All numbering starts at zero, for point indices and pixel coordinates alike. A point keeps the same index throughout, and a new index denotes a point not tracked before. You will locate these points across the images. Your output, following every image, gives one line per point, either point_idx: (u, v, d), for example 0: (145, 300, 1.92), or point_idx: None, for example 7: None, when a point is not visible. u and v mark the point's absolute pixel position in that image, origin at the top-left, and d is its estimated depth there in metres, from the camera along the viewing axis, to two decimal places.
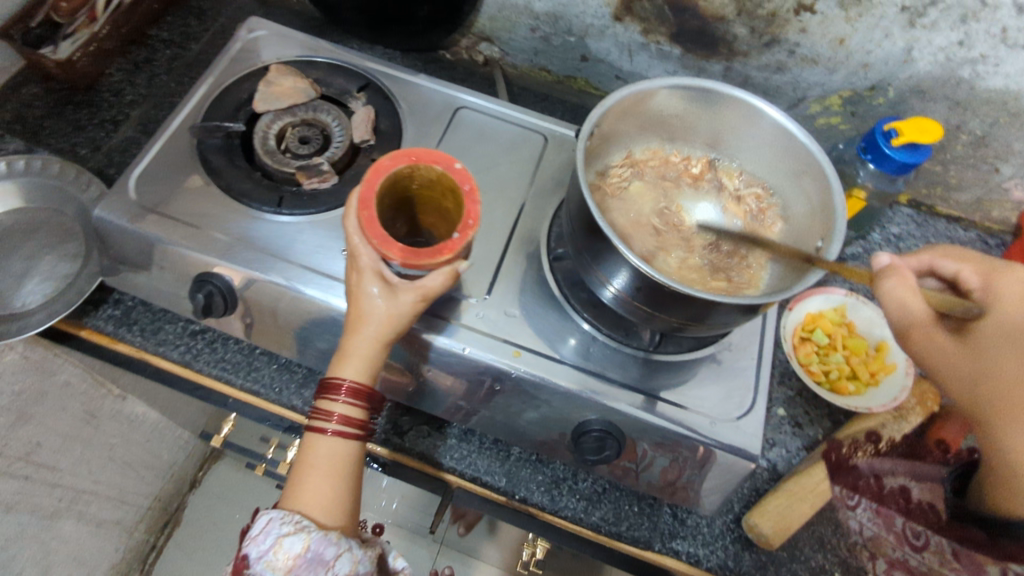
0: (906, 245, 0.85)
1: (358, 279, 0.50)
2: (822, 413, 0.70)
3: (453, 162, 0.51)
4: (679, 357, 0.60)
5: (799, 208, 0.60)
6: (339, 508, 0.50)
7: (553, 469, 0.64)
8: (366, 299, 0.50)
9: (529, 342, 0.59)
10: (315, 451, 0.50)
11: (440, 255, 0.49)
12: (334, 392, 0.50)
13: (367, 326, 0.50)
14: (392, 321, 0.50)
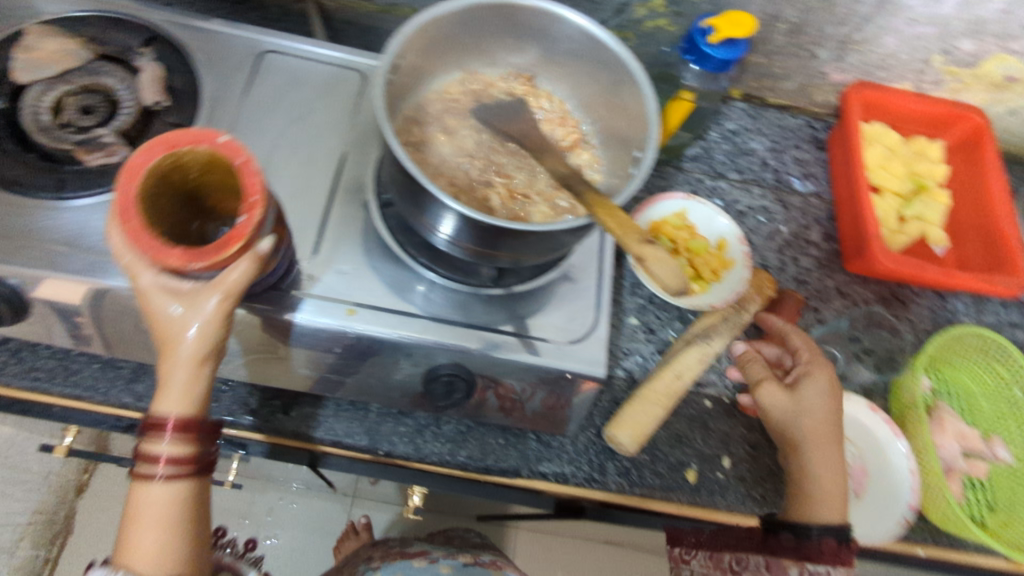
0: (742, 140, 0.88)
1: (152, 302, 0.45)
2: (673, 316, 0.74)
3: (216, 136, 0.45)
4: (521, 288, 0.60)
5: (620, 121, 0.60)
6: (174, 556, 0.49)
7: (416, 418, 0.64)
8: (166, 316, 0.46)
9: (367, 298, 0.57)
10: (142, 500, 0.49)
11: (227, 246, 0.44)
12: (155, 433, 0.48)
13: (181, 340, 0.46)
14: (205, 334, 0.46)
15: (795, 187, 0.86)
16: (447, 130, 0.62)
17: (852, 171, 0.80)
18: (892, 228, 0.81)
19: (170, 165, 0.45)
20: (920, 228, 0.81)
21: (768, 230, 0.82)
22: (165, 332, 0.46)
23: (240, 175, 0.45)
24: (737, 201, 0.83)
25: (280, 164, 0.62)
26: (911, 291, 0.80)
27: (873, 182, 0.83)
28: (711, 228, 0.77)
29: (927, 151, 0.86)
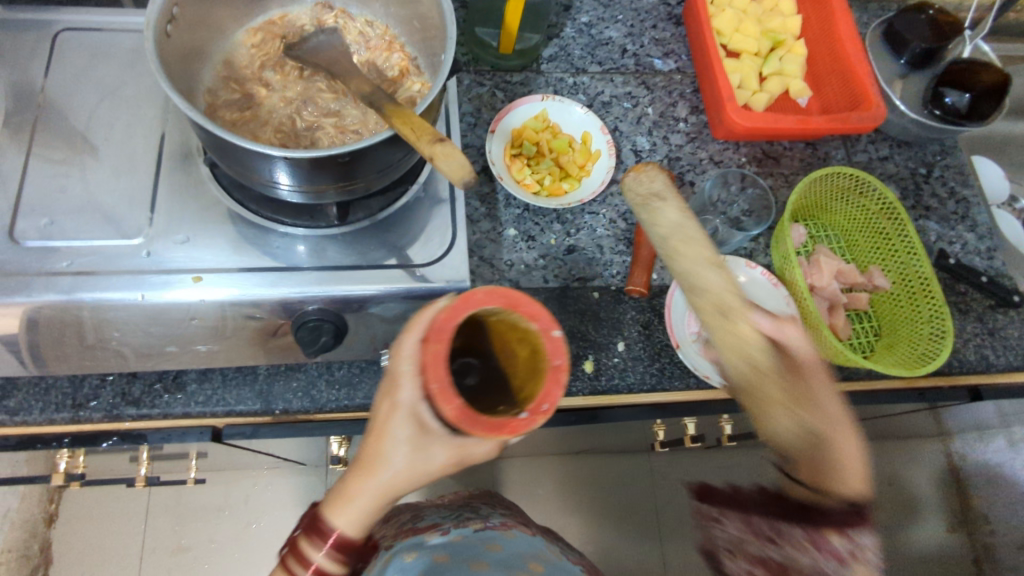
0: (598, 30, 0.86)
1: (392, 413, 0.41)
2: (551, 219, 0.73)
3: (551, 328, 0.38)
4: (371, 221, 0.60)
5: (430, 26, 0.58)
6: None
7: (307, 371, 0.64)
8: (391, 436, 0.41)
9: (214, 262, 0.56)
10: None
11: (499, 434, 0.37)
12: (313, 539, 0.44)
13: (392, 466, 0.41)
14: (398, 475, 0.42)
15: (657, 67, 0.85)
16: (265, 77, 0.60)
17: (702, 40, 0.80)
18: (754, 88, 0.81)
19: (502, 315, 0.39)
20: (781, 83, 0.82)
21: (635, 116, 0.81)
22: (374, 456, 0.42)
23: (546, 377, 0.38)
24: (601, 93, 0.82)
25: (100, 144, 0.59)
26: (781, 147, 0.81)
27: (732, 47, 0.82)
28: (572, 123, 0.76)
29: (778, 7, 0.85)
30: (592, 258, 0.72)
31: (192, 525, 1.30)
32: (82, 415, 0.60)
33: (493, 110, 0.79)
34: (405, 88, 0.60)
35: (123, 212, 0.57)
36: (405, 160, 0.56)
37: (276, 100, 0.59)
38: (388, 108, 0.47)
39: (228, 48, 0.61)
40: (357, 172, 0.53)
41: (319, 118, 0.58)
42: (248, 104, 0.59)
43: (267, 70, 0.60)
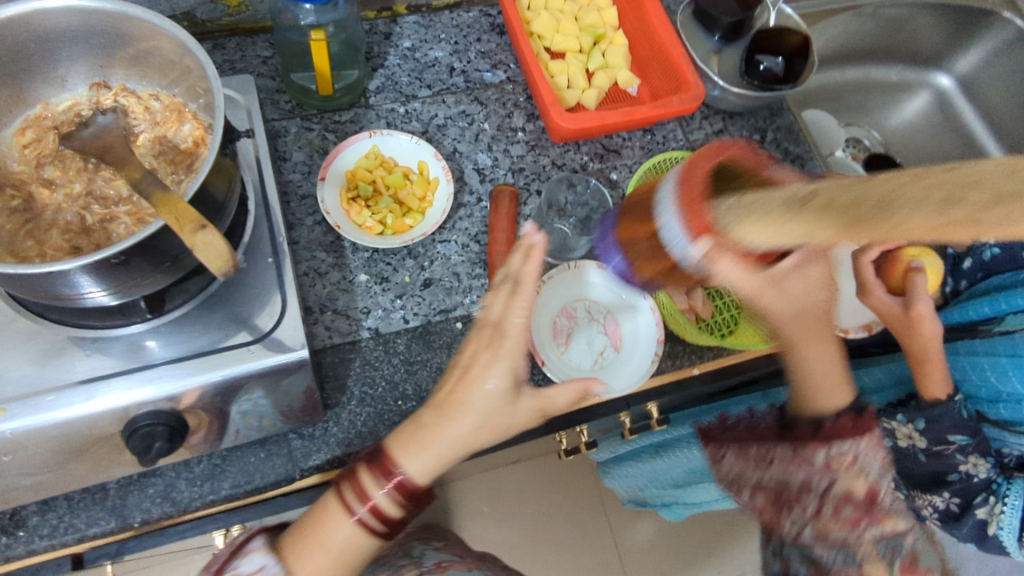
0: (422, 53, 0.85)
1: (482, 369, 0.54)
2: (402, 256, 0.71)
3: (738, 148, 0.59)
4: (189, 305, 0.56)
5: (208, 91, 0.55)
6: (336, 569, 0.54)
7: (163, 475, 0.59)
8: (481, 369, 0.54)
9: (16, 389, 0.51)
10: (333, 525, 0.54)
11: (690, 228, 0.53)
12: (382, 480, 0.53)
13: (461, 408, 0.53)
14: (470, 418, 0.53)
15: (487, 80, 0.84)
16: (44, 176, 0.55)
17: (519, 46, 0.79)
18: (583, 85, 0.81)
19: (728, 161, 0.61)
20: (609, 76, 0.83)
21: (473, 133, 0.80)
22: (462, 402, 0.53)
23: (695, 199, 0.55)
24: (434, 116, 0.81)
25: None
26: (621, 139, 0.81)
27: (555, 48, 0.82)
28: (406, 155, 0.75)
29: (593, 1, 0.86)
30: (449, 288, 0.71)
31: None
32: None
33: (326, 153, 0.76)
34: (196, 162, 0.58)
35: None
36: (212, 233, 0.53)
37: (60, 199, 0.55)
38: (158, 196, 0.44)
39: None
40: (158, 262, 0.50)
41: (111, 209, 0.54)
42: (29, 208, 0.54)
43: (45, 167, 0.56)
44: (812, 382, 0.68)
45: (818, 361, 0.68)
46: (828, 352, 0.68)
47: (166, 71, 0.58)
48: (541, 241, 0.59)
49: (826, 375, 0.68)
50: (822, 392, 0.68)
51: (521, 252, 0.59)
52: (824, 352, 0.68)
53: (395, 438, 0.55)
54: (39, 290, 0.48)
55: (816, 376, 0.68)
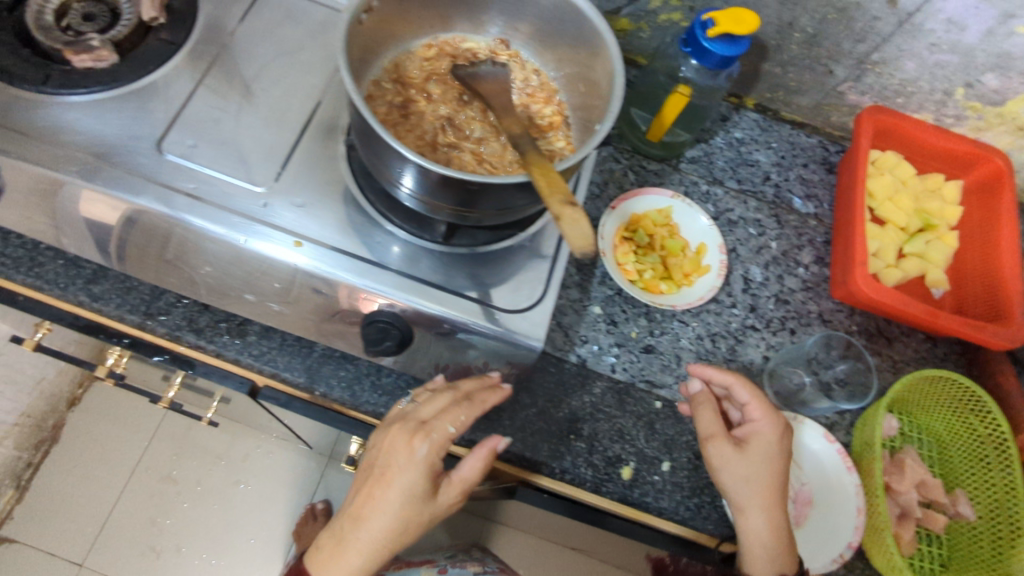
0: (747, 150, 0.83)
1: (390, 478, 0.55)
2: (639, 312, 0.71)
3: None
4: (471, 250, 0.59)
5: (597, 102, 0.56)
6: None
7: (357, 365, 0.63)
8: (396, 487, 0.55)
9: (315, 233, 0.57)
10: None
11: None
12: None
13: (368, 507, 0.56)
14: (376, 520, 0.56)
15: (794, 206, 0.81)
16: (427, 92, 0.62)
17: (851, 196, 0.76)
18: (889, 262, 0.77)
19: None
20: (920, 267, 0.77)
21: (757, 245, 0.78)
22: (371, 505, 0.56)
23: None
24: (730, 210, 0.79)
25: (261, 92, 0.62)
26: (897, 330, 0.76)
27: (877, 213, 0.79)
28: (692, 231, 0.74)
29: (941, 190, 0.81)
30: (666, 365, 0.69)
31: (188, 461, 1.28)
32: (147, 324, 0.61)
33: (620, 188, 0.78)
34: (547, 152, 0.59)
35: (254, 159, 0.59)
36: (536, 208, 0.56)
37: (430, 111, 0.61)
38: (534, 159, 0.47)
39: (398, 57, 0.62)
40: (461, 205, 0.53)
41: (461, 139, 0.59)
42: (405, 108, 0.60)
43: (432, 80, 0.62)
44: (751, 497, 0.57)
45: (741, 470, 0.57)
46: (766, 458, 0.58)
47: (568, 62, 0.61)
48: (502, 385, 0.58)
49: (774, 477, 0.58)
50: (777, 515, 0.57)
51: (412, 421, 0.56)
52: (765, 480, 0.57)
53: (318, 545, 0.60)
54: (397, 184, 0.54)
55: (759, 546, 0.57)
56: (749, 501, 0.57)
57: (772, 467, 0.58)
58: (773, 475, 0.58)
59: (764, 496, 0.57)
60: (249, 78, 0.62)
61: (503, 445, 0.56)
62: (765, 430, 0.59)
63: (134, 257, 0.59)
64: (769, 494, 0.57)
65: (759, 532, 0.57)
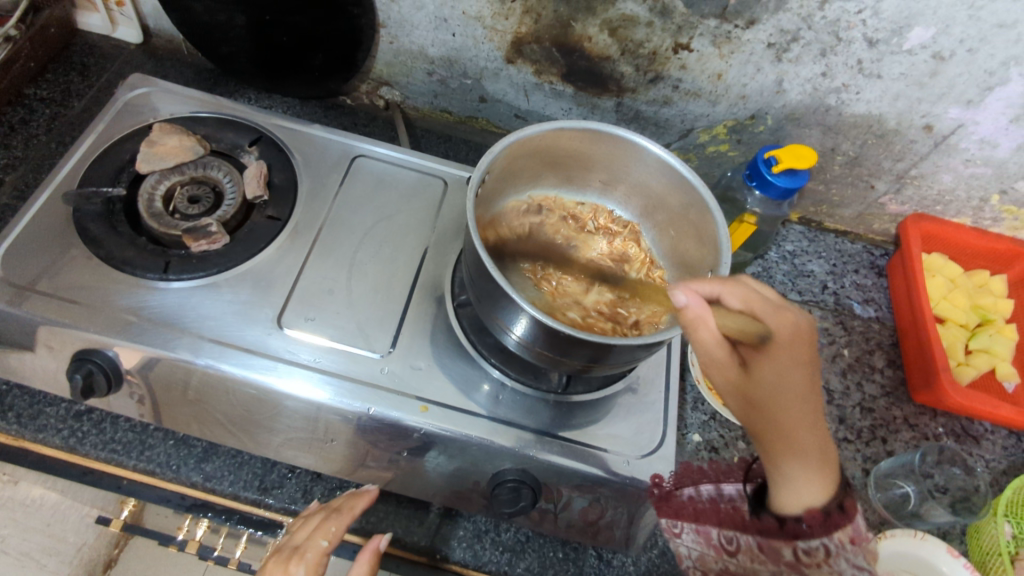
0: (802, 261, 0.88)
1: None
2: (736, 435, 0.70)
3: None
4: (589, 397, 0.59)
5: (702, 264, 0.59)
6: None
7: (476, 522, 0.63)
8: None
9: (437, 395, 0.57)
10: None
11: None
12: None
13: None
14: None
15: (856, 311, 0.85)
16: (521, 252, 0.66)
17: (914, 300, 0.80)
18: (958, 359, 0.80)
19: None
20: (989, 361, 0.80)
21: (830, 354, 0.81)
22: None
23: None
24: None
25: (366, 260, 0.65)
26: (981, 428, 0.78)
27: (936, 312, 0.83)
28: None
29: (989, 285, 0.86)
30: None
31: None
32: (263, 501, 0.62)
33: None
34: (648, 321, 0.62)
35: (370, 327, 0.61)
36: (637, 365, 0.55)
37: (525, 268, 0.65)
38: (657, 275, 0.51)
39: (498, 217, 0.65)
40: (558, 352, 0.53)
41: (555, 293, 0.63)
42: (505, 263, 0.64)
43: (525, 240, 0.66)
44: (796, 438, 0.45)
45: (773, 386, 0.45)
46: (776, 387, 0.45)
47: (661, 219, 0.65)
48: (364, 489, 0.58)
49: (809, 398, 0.45)
50: (830, 463, 0.46)
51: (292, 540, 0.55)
52: (800, 415, 0.45)
53: None
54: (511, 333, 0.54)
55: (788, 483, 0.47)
56: (786, 428, 0.45)
57: (800, 387, 0.45)
58: (813, 401, 0.45)
59: (797, 435, 0.45)
60: (354, 246, 0.66)
61: (385, 541, 0.55)
62: (775, 349, 0.45)
63: (164, 401, 0.59)
64: (817, 437, 0.45)
65: (802, 499, 0.47)
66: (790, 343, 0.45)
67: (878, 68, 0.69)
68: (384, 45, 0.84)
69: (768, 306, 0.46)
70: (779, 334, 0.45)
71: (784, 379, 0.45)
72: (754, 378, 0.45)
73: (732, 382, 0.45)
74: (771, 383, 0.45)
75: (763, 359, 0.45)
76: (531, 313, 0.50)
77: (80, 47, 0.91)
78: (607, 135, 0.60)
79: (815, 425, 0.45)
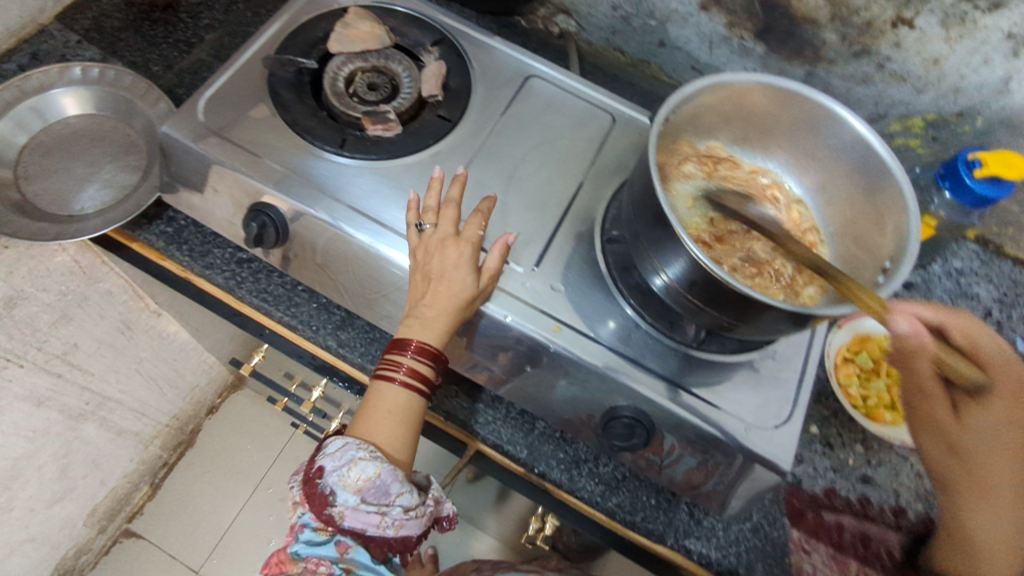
0: (967, 282, 0.80)
1: (440, 256, 0.57)
2: (855, 437, 0.68)
3: None
4: (721, 358, 0.58)
5: (877, 255, 0.56)
6: (405, 449, 0.56)
7: (576, 449, 0.65)
8: (454, 277, 0.56)
9: (572, 319, 0.58)
10: (382, 395, 0.56)
11: None
12: (403, 348, 0.56)
13: (434, 308, 0.55)
14: (443, 310, 0.55)
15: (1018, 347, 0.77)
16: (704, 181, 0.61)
17: None
18: None
19: None
20: None
21: None
22: (448, 290, 0.55)
23: None
24: None
25: (526, 176, 0.66)
26: None
27: None
28: None
29: None
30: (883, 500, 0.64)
31: None
32: None
33: None
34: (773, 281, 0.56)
35: (519, 241, 0.62)
36: (781, 335, 0.53)
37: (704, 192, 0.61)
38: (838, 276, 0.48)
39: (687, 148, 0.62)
40: (708, 303, 0.52)
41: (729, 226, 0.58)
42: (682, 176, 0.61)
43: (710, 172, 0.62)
44: (983, 486, 0.51)
45: (980, 445, 0.50)
46: (996, 433, 0.49)
47: (846, 193, 0.61)
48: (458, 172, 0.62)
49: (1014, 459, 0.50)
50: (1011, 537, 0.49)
51: (434, 204, 0.60)
52: (996, 468, 0.50)
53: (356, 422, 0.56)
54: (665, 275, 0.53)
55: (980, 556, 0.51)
56: (982, 481, 0.51)
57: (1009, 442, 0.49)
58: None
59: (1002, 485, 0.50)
60: (515, 162, 0.66)
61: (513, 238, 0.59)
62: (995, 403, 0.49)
63: (319, 265, 0.63)
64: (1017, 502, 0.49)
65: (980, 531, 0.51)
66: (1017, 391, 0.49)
67: None
68: None
69: (997, 357, 0.50)
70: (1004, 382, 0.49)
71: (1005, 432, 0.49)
72: (969, 428, 0.50)
73: (946, 427, 0.51)
74: (979, 428, 0.49)
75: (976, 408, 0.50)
76: (693, 255, 0.49)
77: None
78: (814, 103, 0.57)
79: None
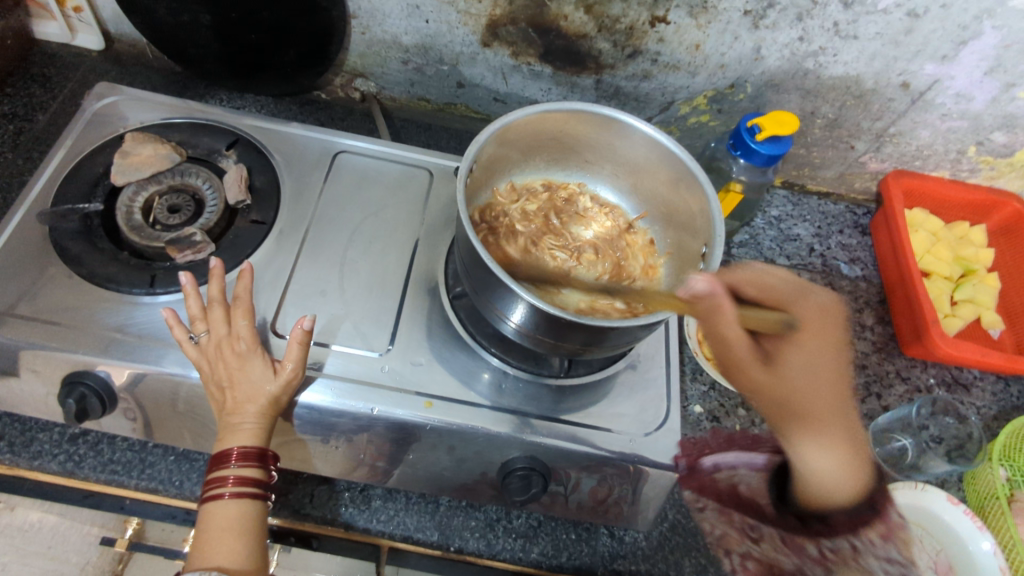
0: (787, 226, 0.88)
1: (242, 370, 0.54)
2: (735, 403, 0.71)
3: None
4: (591, 378, 0.60)
5: (696, 237, 0.59)
6: (253, 562, 0.52)
7: (486, 512, 0.64)
8: (251, 378, 0.53)
9: (440, 390, 0.57)
10: (216, 514, 0.52)
11: None
12: (225, 458, 0.53)
13: (236, 423, 0.53)
14: (245, 417, 0.53)
15: (843, 271, 0.86)
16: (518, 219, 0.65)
17: (900, 254, 0.82)
18: (946, 312, 0.82)
19: None
20: (974, 312, 0.83)
21: None
22: (246, 390, 0.53)
23: None
24: None
25: (357, 258, 0.64)
26: (970, 375, 0.80)
27: (921, 267, 0.84)
28: None
29: (969, 236, 0.87)
30: None
31: None
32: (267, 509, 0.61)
33: None
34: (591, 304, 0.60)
35: (366, 326, 0.60)
36: (633, 347, 0.55)
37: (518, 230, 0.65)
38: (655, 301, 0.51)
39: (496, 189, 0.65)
40: (556, 338, 0.53)
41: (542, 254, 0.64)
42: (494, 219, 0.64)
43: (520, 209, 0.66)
44: (820, 412, 0.53)
45: (796, 388, 0.53)
46: (805, 377, 0.53)
47: (654, 191, 0.65)
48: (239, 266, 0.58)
49: (833, 393, 0.54)
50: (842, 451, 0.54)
51: (201, 310, 0.57)
52: (811, 396, 0.53)
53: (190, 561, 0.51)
54: (509, 321, 0.53)
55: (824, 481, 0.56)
56: (805, 412, 0.53)
57: (820, 376, 0.53)
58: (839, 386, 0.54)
59: (823, 422, 0.53)
60: (343, 246, 0.65)
61: (310, 322, 0.55)
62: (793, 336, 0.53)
63: (166, 417, 0.58)
64: (832, 420, 0.54)
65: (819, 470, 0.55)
66: (809, 328, 0.54)
67: (854, 29, 0.69)
68: (356, 36, 0.82)
69: (786, 291, 0.55)
70: (800, 322, 0.54)
71: (806, 365, 0.53)
72: (779, 373, 0.53)
73: (758, 382, 0.52)
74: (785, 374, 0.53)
75: (785, 351, 0.53)
76: (526, 300, 0.50)
77: (39, 56, 0.87)
78: (597, 116, 0.60)
79: (842, 403, 0.54)
